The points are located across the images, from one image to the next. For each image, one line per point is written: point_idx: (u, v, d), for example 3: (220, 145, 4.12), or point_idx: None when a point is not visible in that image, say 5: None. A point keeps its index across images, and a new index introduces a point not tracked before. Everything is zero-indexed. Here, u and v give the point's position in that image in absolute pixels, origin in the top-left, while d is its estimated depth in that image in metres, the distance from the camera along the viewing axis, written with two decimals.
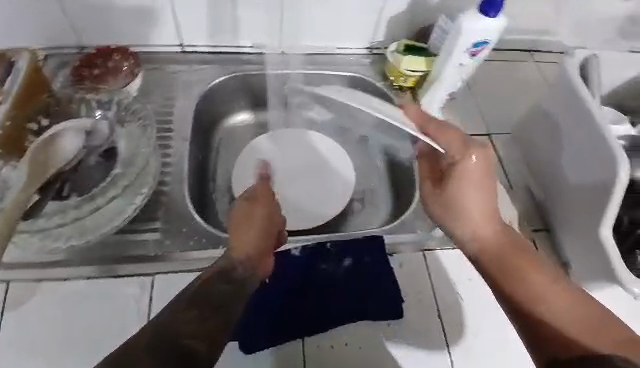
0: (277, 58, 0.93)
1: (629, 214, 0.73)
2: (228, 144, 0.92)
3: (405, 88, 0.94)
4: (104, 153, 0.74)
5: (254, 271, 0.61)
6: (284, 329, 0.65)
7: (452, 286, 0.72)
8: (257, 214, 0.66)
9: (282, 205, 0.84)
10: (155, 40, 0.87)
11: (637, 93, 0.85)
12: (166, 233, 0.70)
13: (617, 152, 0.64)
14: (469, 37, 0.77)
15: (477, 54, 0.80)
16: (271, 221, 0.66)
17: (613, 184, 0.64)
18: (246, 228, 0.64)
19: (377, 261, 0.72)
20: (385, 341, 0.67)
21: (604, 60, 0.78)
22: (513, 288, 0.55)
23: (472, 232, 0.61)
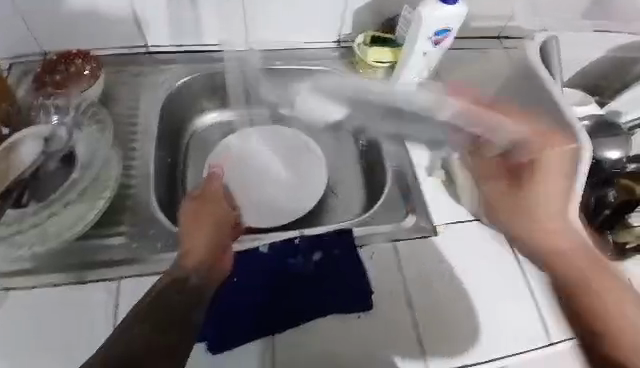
0: (245, 55, 0.93)
1: (595, 193, 0.70)
2: (197, 146, 0.94)
3: (375, 79, 0.94)
4: (63, 158, 0.73)
5: (207, 269, 0.65)
6: (254, 327, 0.66)
7: (423, 276, 0.72)
8: (204, 215, 0.72)
9: (254, 203, 0.86)
10: (118, 42, 0.86)
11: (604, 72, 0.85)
12: (131, 236, 0.71)
13: None
14: (430, 25, 0.77)
15: (439, 42, 0.80)
16: (218, 219, 0.73)
17: None
18: (194, 232, 0.70)
19: (345, 255, 0.72)
20: (357, 333, 0.67)
21: None
22: (565, 273, 0.62)
23: (541, 219, 0.67)
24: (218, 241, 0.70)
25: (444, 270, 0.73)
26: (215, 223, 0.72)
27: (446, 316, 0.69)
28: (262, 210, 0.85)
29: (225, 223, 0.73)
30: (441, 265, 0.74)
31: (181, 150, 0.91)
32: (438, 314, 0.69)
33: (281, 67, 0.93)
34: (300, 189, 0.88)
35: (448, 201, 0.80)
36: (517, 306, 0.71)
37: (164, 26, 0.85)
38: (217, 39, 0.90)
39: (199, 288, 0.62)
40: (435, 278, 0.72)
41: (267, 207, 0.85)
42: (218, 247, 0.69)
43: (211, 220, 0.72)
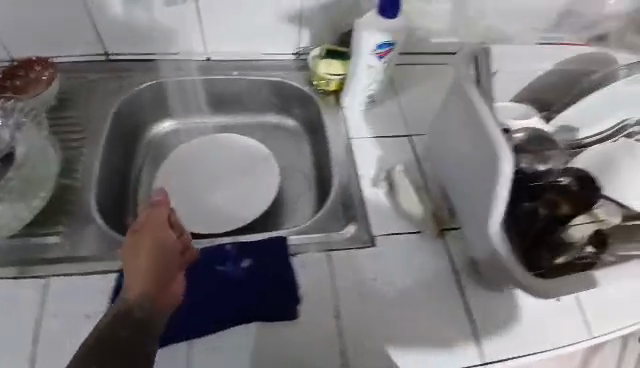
0: (204, 64, 0.95)
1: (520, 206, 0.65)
2: (153, 153, 0.95)
3: (329, 91, 0.94)
4: (3, 159, 0.73)
5: (152, 305, 0.60)
6: (175, 330, 0.66)
7: (352, 286, 0.73)
8: (147, 242, 0.68)
9: (202, 209, 0.88)
10: (79, 49, 0.90)
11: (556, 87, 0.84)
12: (67, 237, 0.73)
13: (497, 139, 0.61)
14: (369, 38, 0.78)
15: (384, 55, 0.81)
16: (163, 246, 0.68)
17: (497, 176, 0.60)
18: (136, 261, 0.66)
19: (275, 262, 0.73)
20: (280, 340, 0.67)
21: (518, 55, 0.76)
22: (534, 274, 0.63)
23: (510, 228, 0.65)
24: (163, 269, 0.66)
25: (375, 281, 0.74)
26: (161, 249, 0.68)
27: (371, 329, 0.70)
28: (207, 215, 0.87)
29: (172, 249, 0.69)
30: (373, 276, 0.74)
31: (137, 155, 0.93)
32: (363, 326, 0.70)
33: (236, 77, 0.95)
34: (247, 196, 0.89)
35: (388, 213, 0.80)
36: (444, 320, 0.72)
37: (123, 35, 0.89)
38: (178, 49, 0.93)
39: (148, 321, 0.58)
40: (365, 289, 0.73)
41: (212, 213, 0.87)
42: (163, 276, 0.65)
43: (155, 245, 0.68)
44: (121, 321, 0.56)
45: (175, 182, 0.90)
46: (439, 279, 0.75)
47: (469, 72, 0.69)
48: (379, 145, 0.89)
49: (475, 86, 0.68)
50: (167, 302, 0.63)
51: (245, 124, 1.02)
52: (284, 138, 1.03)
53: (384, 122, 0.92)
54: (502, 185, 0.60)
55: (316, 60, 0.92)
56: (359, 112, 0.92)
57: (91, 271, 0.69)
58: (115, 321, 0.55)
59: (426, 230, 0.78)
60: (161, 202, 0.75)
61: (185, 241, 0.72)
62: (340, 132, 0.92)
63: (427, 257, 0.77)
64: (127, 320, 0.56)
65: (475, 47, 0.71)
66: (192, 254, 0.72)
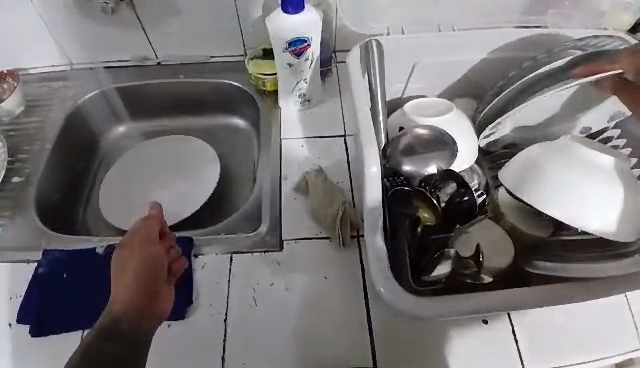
0: (156, 68, 1.00)
1: (406, 212, 0.62)
2: (110, 157, 1.03)
3: (268, 92, 0.93)
4: None
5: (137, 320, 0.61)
6: (69, 321, 0.68)
7: (250, 290, 0.71)
8: (135, 258, 0.69)
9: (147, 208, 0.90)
10: (45, 60, 0.99)
11: (491, 71, 0.82)
12: (4, 228, 0.80)
13: (363, 140, 0.60)
14: (280, 36, 0.79)
15: (302, 52, 0.81)
16: (150, 260, 0.69)
17: (365, 178, 0.59)
18: (124, 277, 0.66)
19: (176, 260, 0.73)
20: (165, 341, 0.67)
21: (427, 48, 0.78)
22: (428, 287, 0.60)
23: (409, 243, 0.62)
24: (151, 282, 0.66)
25: (273, 287, 0.71)
26: (151, 264, 0.68)
27: (257, 335, 0.67)
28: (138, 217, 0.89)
29: (161, 261, 0.69)
30: (271, 282, 0.72)
31: (94, 162, 1.01)
32: (252, 332, 0.67)
33: (183, 80, 0.99)
34: (180, 197, 0.91)
35: (301, 216, 0.78)
36: (342, 334, 0.67)
37: (80, 45, 0.97)
38: (131, 56, 0.99)
39: (134, 335, 0.59)
40: (261, 292, 0.71)
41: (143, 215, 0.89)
42: (150, 291, 0.65)
43: (145, 259, 0.68)
44: (112, 333, 0.58)
45: (117, 183, 0.94)
46: (341, 288, 0.70)
47: (359, 72, 0.67)
48: (308, 145, 0.85)
49: (359, 81, 0.66)
50: (153, 316, 0.63)
51: (195, 126, 1.05)
52: (231, 139, 1.04)
53: (319, 121, 0.88)
54: (369, 186, 0.59)
55: (252, 59, 0.93)
56: (294, 111, 0.89)
57: (16, 259, 0.76)
58: (104, 333, 0.57)
59: (333, 237, 0.74)
60: (154, 216, 0.75)
61: (174, 253, 0.72)
62: (272, 132, 0.89)
63: (332, 264, 0.72)
64: (115, 333, 0.58)
65: (366, 42, 0.70)
66: (180, 266, 0.72)
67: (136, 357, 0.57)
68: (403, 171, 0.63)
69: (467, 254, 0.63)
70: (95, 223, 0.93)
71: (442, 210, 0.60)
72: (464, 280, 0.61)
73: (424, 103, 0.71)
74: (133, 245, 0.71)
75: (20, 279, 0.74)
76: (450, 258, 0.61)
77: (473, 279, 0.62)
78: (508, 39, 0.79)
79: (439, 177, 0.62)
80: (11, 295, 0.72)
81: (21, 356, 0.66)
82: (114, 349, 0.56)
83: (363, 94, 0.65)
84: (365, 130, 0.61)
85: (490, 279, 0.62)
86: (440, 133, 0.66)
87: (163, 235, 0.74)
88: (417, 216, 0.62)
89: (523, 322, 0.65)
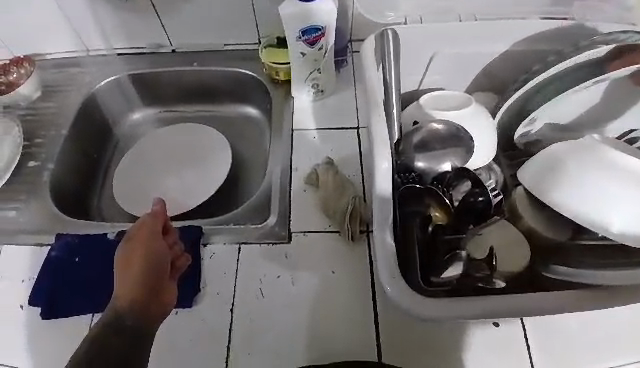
0: (170, 56, 1.00)
1: (416, 208, 0.61)
2: (124, 143, 1.03)
3: (281, 81, 0.92)
4: None
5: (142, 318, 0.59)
6: (79, 304, 0.69)
7: (257, 282, 0.70)
8: (139, 253, 0.65)
9: (158, 196, 0.90)
10: (62, 46, 0.99)
11: (513, 65, 0.78)
12: (19, 211, 0.81)
13: (377, 134, 0.58)
14: (294, 25, 0.77)
15: (316, 41, 0.79)
16: (154, 256, 0.66)
17: (376, 173, 0.57)
18: (126, 273, 0.63)
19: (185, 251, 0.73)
20: (171, 328, 0.67)
21: (446, 39, 0.75)
22: (437, 285, 0.57)
23: (419, 240, 0.60)
24: (155, 280, 0.64)
25: (280, 280, 0.71)
26: (156, 260, 0.66)
27: (262, 327, 0.67)
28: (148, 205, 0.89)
29: (165, 258, 0.67)
30: (278, 274, 0.71)
31: (109, 148, 1.02)
32: (257, 324, 0.67)
33: (196, 68, 0.98)
34: (190, 186, 0.91)
35: (311, 209, 0.77)
36: (348, 330, 0.66)
37: (96, 32, 0.97)
38: (146, 43, 0.99)
39: (138, 333, 0.57)
40: (268, 284, 0.70)
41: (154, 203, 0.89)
42: (155, 289, 0.63)
43: (150, 255, 0.65)
44: (116, 332, 0.55)
45: (129, 169, 0.95)
46: (349, 284, 0.69)
47: (374, 63, 0.65)
48: (319, 136, 0.84)
49: (374, 73, 0.63)
50: (156, 313, 0.61)
51: (208, 115, 1.05)
52: (244, 128, 1.03)
53: (333, 112, 0.86)
54: (379, 181, 0.57)
55: (266, 48, 0.91)
56: (307, 102, 0.88)
57: (31, 243, 0.77)
58: (106, 331, 0.55)
59: (342, 231, 0.73)
60: (160, 212, 0.71)
61: (177, 250, 0.70)
62: (284, 123, 0.87)
63: (340, 259, 0.71)
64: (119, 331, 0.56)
65: (383, 30, 0.67)
66: (183, 263, 0.70)
67: (142, 356, 0.55)
68: (415, 168, 0.63)
69: (478, 257, 0.60)
70: (108, 209, 0.94)
71: (454, 210, 0.61)
72: (476, 284, 0.57)
73: (442, 96, 0.68)
74: (136, 240, 0.67)
75: (33, 262, 0.75)
76: (462, 261, 0.58)
77: (485, 282, 0.58)
78: (533, 30, 0.75)
79: (453, 175, 0.62)
80: (23, 278, 0.74)
81: (33, 336, 0.68)
82: (118, 348, 0.53)
83: (376, 85, 0.62)
84: (376, 123, 0.59)
85: (503, 285, 0.58)
86: (455, 129, 0.63)
87: (167, 230, 0.71)
88: (429, 214, 0.61)
89: (535, 325, 0.63)
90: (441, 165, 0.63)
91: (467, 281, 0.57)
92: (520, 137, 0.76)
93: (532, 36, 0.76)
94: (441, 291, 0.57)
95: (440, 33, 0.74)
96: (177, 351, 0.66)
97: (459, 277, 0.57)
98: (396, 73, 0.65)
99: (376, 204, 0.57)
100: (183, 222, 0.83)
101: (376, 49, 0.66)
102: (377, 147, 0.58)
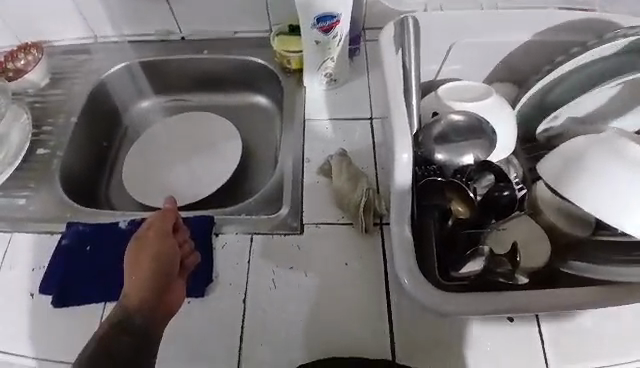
0: (180, 43, 0.98)
1: (434, 202, 0.59)
2: (134, 132, 1.02)
3: (293, 70, 0.90)
4: None
5: (150, 316, 0.61)
6: (91, 293, 0.69)
7: (269, 273, 0.70)
8: (150, 251, 0.66)
9: (168, 185, 0.89)
10: (71, 32, 0.98)
11: (534, 55, 0.76)
12: (30, 199, 0.80)
13: (396, 124, 0.57)
14: (308, 12, 0.75)
15: (331, 29, 0.77)
16: (164, 255, 0.66)
17: (395, 164, 0.56)
18: (136, 271, 0.64)
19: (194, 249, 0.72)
20: (183, 318, 0.67)
21: (466, 28, 0.73)
22: (456, 279, 0.58)
23: (440, 235, 0.59)
24: (165, 278, 0.65)
25: (292, 271, 0.70)
26: (165, 258, 0.66)
27: (274, 318, 0.66)
28: (158, 194, 0.88)
29: (175, 256, 0.67)
30: (291, 266, 0.70)
31: (118, 136, 1.00)
32: (269, 317, 0.66)
33: (206, 55, 0.96)
34: (200, 176, 0.90)
35: (323, 200, 0.76)
36: (360, 322, 0.65)
37: (105, 18, 0.95)
38: (155, 29, 0.97)
39: (145, 334, 0.59)
40: (281, 275, 0.70)
41: (164, 193, 0.88)
42: (164, 287, 0.64)
43: (160, 254, 0.66)
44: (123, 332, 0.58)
45: (139, 158, 0.94)
46: (362, 276, 0.69)
47: (393, 52, 0.64)
48: (333, 127, 0.83)
49: (393, 61, 0.63)
50: (165, 312, 0.62)
51: (218, 104, 1.03)
52: (254, 117, 1.01)
53: (346, 103, 0.85)
54: (397, 172, 0.56)
55: (278, 36, 0.89)
56: (319, 91, 0.86)
57: (41, 231, 0.77)
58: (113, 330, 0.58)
59: (355, 223, 0.72)
60: (169, 211, 0.71)
61: (187, 248, 0.70)
62: (296, 112, 0.86)
63: (353, 251, 0.70)
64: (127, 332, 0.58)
65: (402, 17, 0.65)
66: (193, 261, 0.70)
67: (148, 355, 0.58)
68: (435, 160, 0.60)
69: (500, 252, 0.60)
70: (117, 198, 0.93)
71: (478, 204, 0.59)
72: (497, 279, 0.58)
73: (464, 87, 0.67)
74: (148, 237, 0.68)
75: (44, 250, 0.75)
76: (483, 256, 0.58)
77: (506, 278, 0.58)
78: (555, 19, 0.73)
79: (475, 169, 0.60)
80: (32, 267, 0.73)
81: (44, 324, 0.68)
82: (123, 350, 0.56)
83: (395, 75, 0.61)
84: (395, 113, 0.58)
85: (525, 281, 0.59)
86: (478, 121, 0.62)
87: (178, 229, 0.72)
88: (450, 208, 0.59)
89: (552, 320, 0.62)
90: (462, 156, 0.61)
91: (486, 277, 0.58)
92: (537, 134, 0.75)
93: (554, 26, 0.73)
94: (460, 285, 0.57)
95: (459, 22, 0.73)
96: (188, 341, 0.65)
97: (480, 272, 0.58)
98: (415, 62, 0.64)
99: (394, 196, 0.57)
100: (194, 211, 0.82)
101: (394, 34, 0.65)
102: (397, 139, 0.57)
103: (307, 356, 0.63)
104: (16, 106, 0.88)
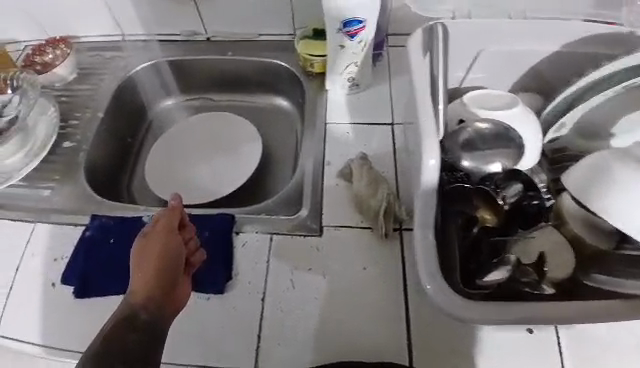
0: (205, 44, 0.99)
1: (460, 208, 0.60)
2: (156, 129, 1.04)
3: (315, 74, 0.91)
4: (10, 119, 0.84)
5: (157, 312, 0.59)
6: (114, 285, 0.70)
7: (288, 273, 0.70)
8: (157, 248, 0.66)
9: (188, 183, 0.90)
10: (99, 30, 1.00)
11: (559, 67, 0.76)
12: (56, 192, 0.82)
13: (424, 128, 0.57)
14: (336, 17, 0.76)
15: (356, 33, 0.78)
16: (170, 251, 0.66)
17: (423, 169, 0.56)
18: (141, 270, 0.63)
19: (214, 246, 0.73)
20: (202, 314, 0.68)
21: (492, 37, 0.73)
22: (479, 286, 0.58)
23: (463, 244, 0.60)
24: (172, 275, 0.64)
25: (310, 272, 0.70)
26: (171, 255, 0.66)
27: (291, 318, 0.67)
28: (179, 191, 0.89)
29: (181, 254, 0.67)
30: (309, 268, 0.71)
31: (141, 132, 1.02)
32: (287, 317, 0.67)
33: (230, 57, 0.97)
34: (220, 175, 0.91)
35: (343, 202, 0.76)
36: (378, 325, 0.65)
37: (133, 17, 0.97)
38: (181, 30, 0.99)
39: (153, 329, 0.56)
40: (299, 274, 0.70)
41: (185, 191, 0.89)
42: (170, 284, 0.63)
43: (165, 252, 0.65)
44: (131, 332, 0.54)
45: (161, 154, 0.95)
46: (381, 280, 0.69)
47: (422, 57, 0.63)
48: (354, 131, 0.83)
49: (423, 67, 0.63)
50: (171, 309, 0.61)
51: (239, 104, 1.04)
52: (274, 119, 1.02)
53: (368, 107, 0.86)
54: (424, 178, 0.56)
55: (302, 39, 0.90)
56: (342, 95, 0.87)
57: (65, 222, 0.78)
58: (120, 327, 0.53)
59: (375, 227, 0.72)
60: (175, 210, 0.72)
61: (192, 246, 0.71)
62: (318, 115, 0.87)
63: (372, 256, 0.71)
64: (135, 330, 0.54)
65: (431, 24, 0.66)
66: (199, 258, 0.70)
67: (157, 350, 0.54)
68: (461, 167, 0.62)
69: (526, 262, 0.59)
70: (138, 193, 0.95)
71: (505, 210, 0.61)
72: (522, 289, 0.58)
73: (489, 95, 0.67)
74: (154, 234, 0.68)
75: (67, 241, 0.76)
76: (510, 265, 0.58)
77: (531, 288, 0.58)
78: (583, 31, 0.73)
79: (503, 176, 0.62)
80: (55, 256, 0.74)
81: (66, 314, 0.69)
82: (132, 345, 0.52)
83: (425, 81, 0.61)
84: (423, 119, 0.58)
85: (552, 292, 0.58)
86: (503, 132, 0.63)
87: (183, 227, 0.72)
88: (477, 216, 0.61)
89: (572, 333, 0.62)
90: (489, 165, 0.62)
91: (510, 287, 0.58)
92: (550, 140, 0.75)
93: (582, 38, 0.73)
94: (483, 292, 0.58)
95: (487, 30, 0.73)
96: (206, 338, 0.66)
97: (505, 281, 0.58)
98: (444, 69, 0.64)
99: (419, 202, 0.57)
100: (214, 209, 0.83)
101: (424, 41, 0.64)
102: (425, 144, 0.57)
103: (324, 358, 0.63)
104: (46, 100, 0.89)
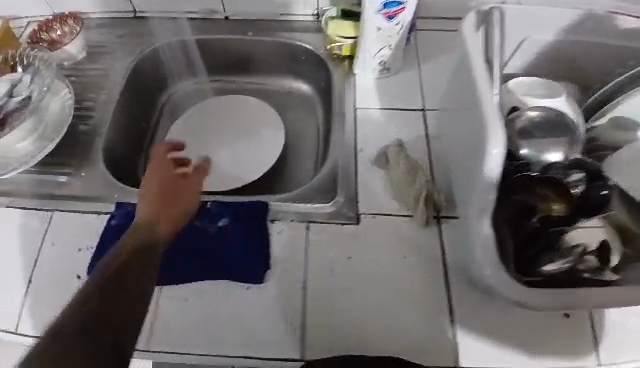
0: (223, 23, 0.95)
1: (523, 196, 0.59)
2: (170, 112, 0.99)
3: (342, 57, 0.89)
4: (23, 101, 0.77)
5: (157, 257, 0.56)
6: None
7: (327, 261, 0.69)
8: (171, 189, 0.65)
9: (211, 168, 0.87)
10: (109, 6, 0.94)
11: (593, 56, 0.76)
12: (75, 179, 0.78)
13: (489, 114, 0.55)
14: None
15: (395, 15, 0.75)
16: (184, 196, 0.66)
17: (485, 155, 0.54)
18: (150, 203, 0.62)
19: (249, 235, 0.71)
20: (241, 304, 0.66)
21: (536, 20, 0.71)
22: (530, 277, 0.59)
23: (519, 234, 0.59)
24: (179, 217, 0.63)
25: (349, 260, 0.70)
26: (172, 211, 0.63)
27: (333, 309, 0.66)
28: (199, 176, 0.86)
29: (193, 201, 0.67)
30: (348, 256, 0.70)
31: (154, 115, 0.97)
32: (329, 306, 0.66)
33: (250, 37, 0.94)
34: (242, 161, 0.88)
35: (379, 190, 0.75)
36: (420, 313, 0.65)
37: None
38: (198, 7, 0.94)
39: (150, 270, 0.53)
40: (339, 265, 0.69)
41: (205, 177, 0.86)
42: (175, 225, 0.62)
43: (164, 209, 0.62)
44: (89, 324, 0.44)
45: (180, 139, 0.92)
46: (422, 269, 0.69)
47: (476, 41, 0.61)
48: (385, 117, 0.82)
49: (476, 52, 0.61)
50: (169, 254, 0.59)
51: (258, 87, 1.01)
52: (295, 103, 0.99)
53: (399, 93, 0.84)
54: (487, 165, 0.54)
55: (329, 21, 0.87)
56: (371, 80, 0.86)
57: (86, 210, 0.74)
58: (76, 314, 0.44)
59: (415, 215, 0.72)
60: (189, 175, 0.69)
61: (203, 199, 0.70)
62: (347, 100, 0.85)
63: (412, 244, 0.70)
64: (93, 320, 0.45)
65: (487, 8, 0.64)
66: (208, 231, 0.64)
67: (145, 300, 0.50)
68: (520, 155, 0.62)
69: (591, 250, 0.58)
70: None
71: (571, 199, 0.59)
72: (582, 275, 0.58)
73: (534, 83, 0.67)
74: (171, 176, 0.67)
75: (90, 230, 0.72)
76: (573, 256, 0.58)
77: (593, 275, 0.58)
78: (624, 19, 0.72)
79: (565, 165, 0.61)
80: (79, 247, 0.70)
81: None
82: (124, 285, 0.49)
83: (480, 67, 0.59)
84: (479, 105, 0.57)
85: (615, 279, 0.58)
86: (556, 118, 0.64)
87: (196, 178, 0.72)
88: (543, 205, 0.59)
89: (610, 320, 0.64)
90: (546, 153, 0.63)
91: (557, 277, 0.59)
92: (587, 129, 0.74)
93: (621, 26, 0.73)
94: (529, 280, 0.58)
95: (533, 14, 0.71)
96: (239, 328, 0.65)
97: (565, 270, 0.58)
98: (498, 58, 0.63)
99: (480, 189, 0.56)
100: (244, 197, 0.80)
101: (477, 25, 0.63)
102: (487, 130, 0.55)
103: (369, 347, 0.63)
104: (61, 81, 0.82)
